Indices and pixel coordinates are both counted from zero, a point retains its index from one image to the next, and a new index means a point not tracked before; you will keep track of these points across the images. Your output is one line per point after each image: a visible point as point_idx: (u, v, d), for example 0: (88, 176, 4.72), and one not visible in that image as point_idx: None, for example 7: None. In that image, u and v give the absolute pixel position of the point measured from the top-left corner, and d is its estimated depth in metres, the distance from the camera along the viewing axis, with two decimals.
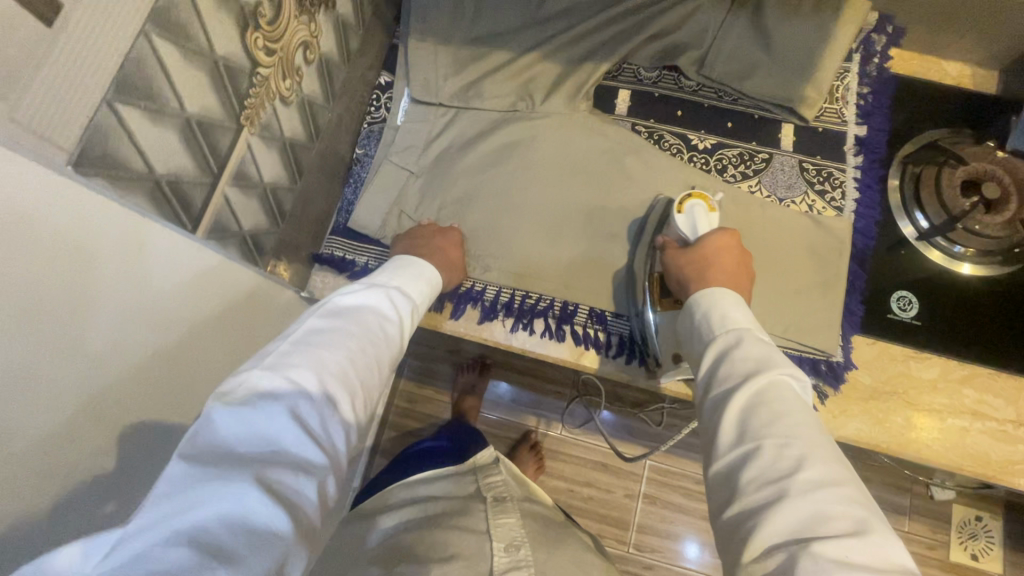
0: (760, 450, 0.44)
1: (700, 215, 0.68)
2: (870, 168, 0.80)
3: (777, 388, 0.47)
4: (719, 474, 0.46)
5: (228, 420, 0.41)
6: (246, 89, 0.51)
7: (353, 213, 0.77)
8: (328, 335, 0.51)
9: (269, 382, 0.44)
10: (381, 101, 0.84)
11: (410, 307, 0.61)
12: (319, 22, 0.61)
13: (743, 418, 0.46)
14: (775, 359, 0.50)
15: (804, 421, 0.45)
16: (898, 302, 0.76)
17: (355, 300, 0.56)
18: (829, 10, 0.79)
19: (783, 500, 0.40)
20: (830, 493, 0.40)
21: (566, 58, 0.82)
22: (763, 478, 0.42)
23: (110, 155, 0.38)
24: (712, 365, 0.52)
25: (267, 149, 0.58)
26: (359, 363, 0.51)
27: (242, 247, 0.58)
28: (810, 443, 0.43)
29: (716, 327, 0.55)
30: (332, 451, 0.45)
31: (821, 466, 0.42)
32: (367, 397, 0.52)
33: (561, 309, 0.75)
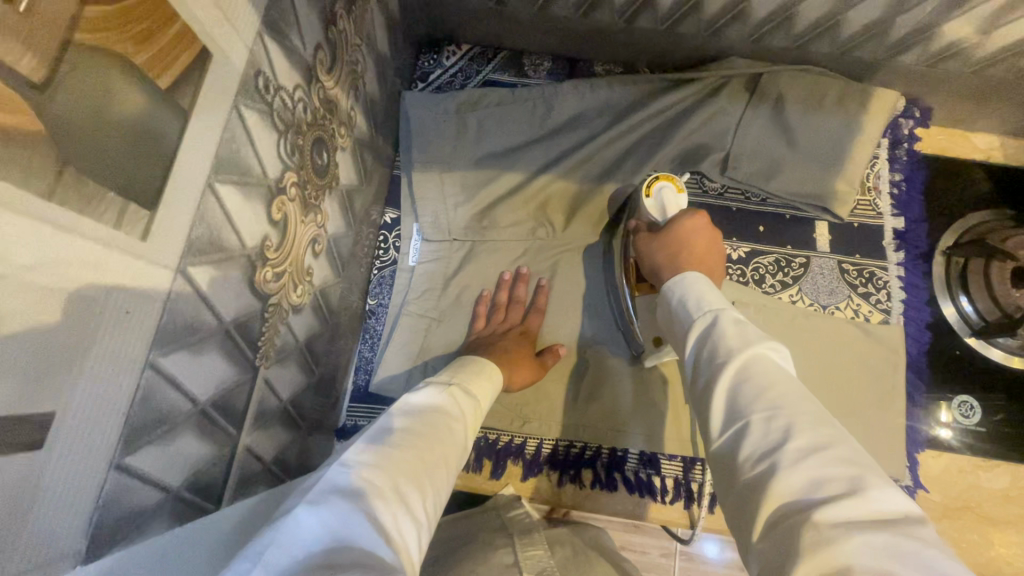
0: (749, 426, 0.36)
1: (670, 198, 0.64)
2: (913, 264, 0.76)
3: (758, 360, 0.39)
4: (716, 458, 0.38)
5: (309, 518, 0.35)
6: (260, 330, 0.45)
7: (375, 374, 0.72)
8: (397, 432, 0.46)
9: (342, 477, 0.39)
10: (390, 240, 0.79)
11: (474, 403, 0.55)
12: (325, 208, 0.55)
13: (730, 400, 0.38)
14: (750, 332, 0.41)
15: (789, 385, 0.37)
16: (960, 408, 0.72)
17: (423, 399, 0.51)
18: (858, 105, 0.74)
19: (779, 476, 0.32)
20: (828, 452, 0.33)
21: (583, 176, 0.76)
22: (757, 453, 0.35)
23: (120, 513, 0.31)
24: (692, 346, 0.44)
25: (285, 365, 0.51)
26: (429, 458, 0.45)
27: (268, 477, 0.52)
28: (800, 407, 0.36)
29: (690, 310, 0.46)
30: (400, 553, 0.37)
31: (815, 428, 0.34)
32: (436, 502, 0.44)
33: (609, 455, 0.71)
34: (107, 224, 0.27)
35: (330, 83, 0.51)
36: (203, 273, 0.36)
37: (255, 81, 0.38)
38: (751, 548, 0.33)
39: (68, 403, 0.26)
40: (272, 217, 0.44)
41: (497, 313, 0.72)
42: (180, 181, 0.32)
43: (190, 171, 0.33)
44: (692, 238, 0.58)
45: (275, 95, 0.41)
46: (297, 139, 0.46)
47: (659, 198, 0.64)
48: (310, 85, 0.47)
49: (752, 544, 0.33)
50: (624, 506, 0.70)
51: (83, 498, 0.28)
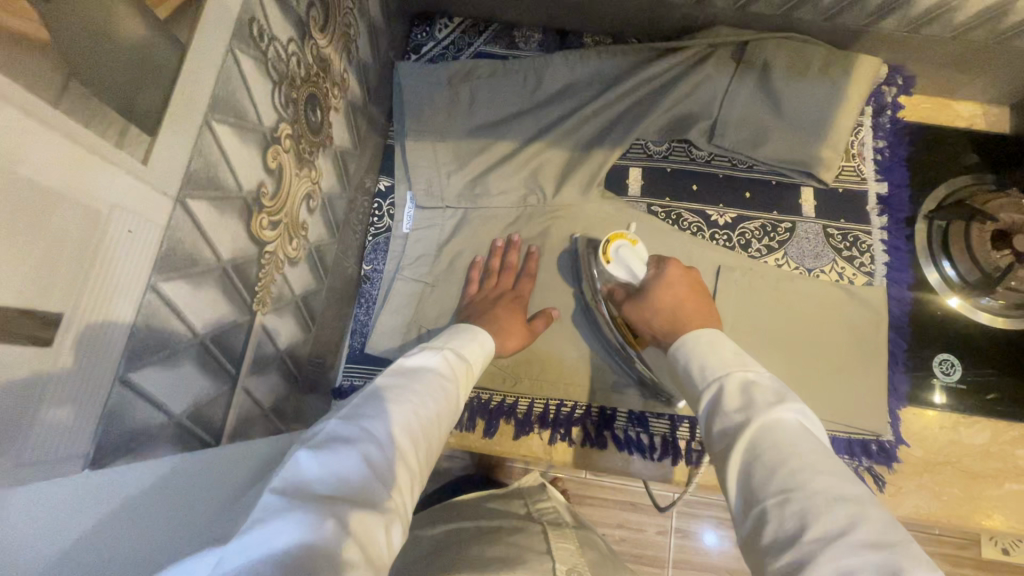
0: (768, 511, 0.38)
1: (630, 255, 0.67)
2: (896, 228, 0.77)
3: (768, 432, 0.41)
4: (745, 542, 0.39)
5: (310, 459, 0.36)
6: (256, 275, 0.46)
7: (369, 338, 0.74)
8: (394, 387, 0.46)
9: (341, 428, 0.39)
10: (383, 209, 0.80)
11: (469, 367, 0.56)
12: (319, 166, 0.56)
13: (747, 480, 0.40)
14: (759, 398, 0.44)
15: (803, 459, 0.39)
16: (942, 366, 0.74)
17: (421, 359, 0.52)
18: (841, 72, 0.75)
19: (802, 567, 0.34)
20: (850, 540, 0.34)
21: (572, 144, 0.78)
22: (779, 541, 0.36)
23: (123, 427, 0.33)
24: (706, 416, 0.47)
25: (281, 316, 0.53)
26: (424, 416, 0.46)
27: (266, 424, 0.53)
28: (816, 486, 0.37)
29: (699, 379, 0.49)
30: (394, 499, 0.38)
31: (832, 511, 0.36)
32: (429, 456, 0.45)
33: (599, 414, 0.72)
34: (110, 139, 0.28)
35: (323, 42, 0.53)
36: (201, 208, 0.37)
37: (249, 28, 0.40)
38: None
39: (73, 307, 0.28)
40: (267, 165, 0.45)
41: (489, 279, 0.74)
42: (179, 112, 0.33)
43: (189, 104, 0.34)
44: (675, 288, 0.62)
45: (269, 45, 0.43)
46: (292, 93, 0.48)
47: (622, 254, 0.67)
48: (304, 41, 0.49)
49: None
50: (614, 463, 0.72)
51: (87, 405, 0.30)
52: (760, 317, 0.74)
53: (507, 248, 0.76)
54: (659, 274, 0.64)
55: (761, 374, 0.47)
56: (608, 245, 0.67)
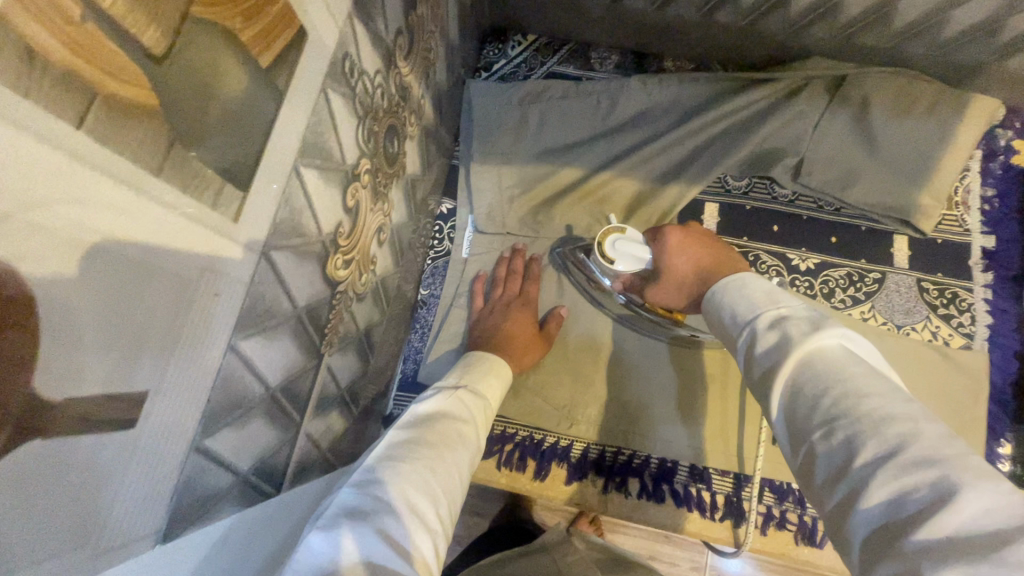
0: (813, 442, 0.34)
1: (628, 245, 0.63)
2: (1002, 286, 0.70)
3: (806, 365, 0.37)
4: (798, 473, 0.36)
5: (319, 544, 0.34)
6: (327, 316, 0.44)
7: (423, 366, 0.71)
8: (403, 444, 0.45)
9: (353, 499, 0.38)
10: (444, 231, 0.78)
11: (484, 404, 0.54)
12: (392, 197, 0.54)
13: (791, 413, 0.37)
14: (792, 331, 0.40)
15: (848, 384, 0.35)
16: None
17: (432, 407, 0.50)
18: (952, 113, 0.69)
19: (857, 499, 0.30)
20: (902, 458, 0.30)
21: (646, 175, 0.74)
22: (829, 471, 0.33)
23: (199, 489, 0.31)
24: (743, 358, 0.44)
25: (345, 354, 0.51)
26: (440, 466, 0.44)
27: (322, 462, 0.52)
28: (862, 408, 0.33)
29: (732, 330, 0.46)
30: (419, 565, 0.36)
31: (880, 432, 0.31)
32: (452, 506, 0.43)
33: (658, 466, 0.68)
34: (207, 204, 0.26)
35: (406, 70, 0.50)
36: (282, 257, 0.35)
37: (342, 65, 0.37)
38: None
39: (160, 384, 0.26)
40: (346, 204, 0.43)
41: (497, 288, 0.72)
42: (272, 163, 0.31)
43: (281, 152, 0.32)
44: (685, 251, 0.59)
45: (358, 80, 0.40)
46: (374, 126, 0.45)
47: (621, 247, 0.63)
48: (389, 71, 0.46)
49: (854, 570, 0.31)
50: (673, 521, 0.67)
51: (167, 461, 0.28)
52: None
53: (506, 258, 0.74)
54: (665, 245, 0.61)
55: (790, 307, 0.43)
56: (604, 246, 0.63)
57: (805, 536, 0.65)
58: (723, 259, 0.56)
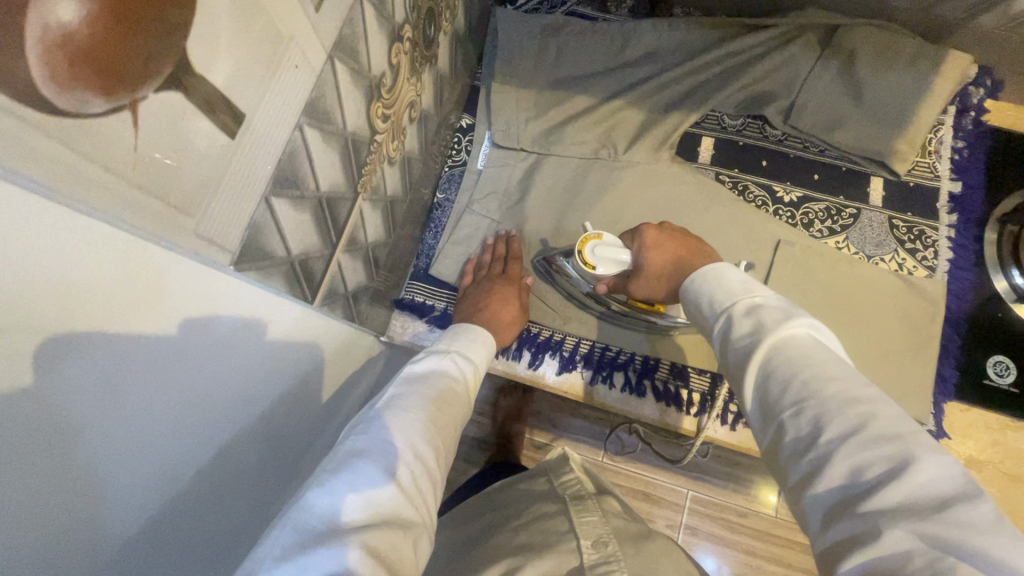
0: (783, 424, 0.37)
1: (606, 249, 0.66)
2: (964, 227, 0.77)
3: (777, 351, 0.40)
4: (766, 452, 0.39)
5: (325, 493, 0.38)
6: (365, 158, 0.51)
7: (435, 261, 0.78)
8: (404, 398, 0.49)
9: (358, 443, 0.43)
10: (462, 144, 0.84)
11: (473, 366, 0.59)
12: (423, 81, 0.61)
13: (762, 398, 0.40)
14: (766, 320, 0.42)
15: (815, 369, 0.38)
16: (995, 367, 0.73)
17: (427, 366, 0.55)
18: (930, 65, 0.76)
19: (820, 473, 0.34)
20: (862, 436, 0.33)
21: (650, 106, 0.81)
22: (796, 449, 0.36)
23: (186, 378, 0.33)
24: (717, 349, 0.46)
25: (374, 210, 0.58)
26: (435, 420, 0.49)
27: (345, 305, 0.58)
28: (826, 392, 0.36)
29: (708, 316, 0.48)
30: (419, 506, 0.42)
31: (846, 411, 0.35)
32: (446, 452, 0.49)
33: (642, 363, 0.75)
34: None
35: None
36: (341, 71, 0.42)
37: None
38: (812, 537, 0.34)
39: (252, 113, 0.32)
40: (389, 59, 0.50)
41: (483, 273, 0.74)
42: None
43: None
44: (662, 251, 0.62)
45: None
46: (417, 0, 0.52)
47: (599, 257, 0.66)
48: None
49: (813, 537, 0.34)
50: (652, 412, 0.74)
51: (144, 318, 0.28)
52: (814, 294, 0.75)
53: (500, 244, 0.76)
54: (641, 242, 0.64)
55: (765, 296, 0.45)
56: (585, 254, 0.66)
57: None
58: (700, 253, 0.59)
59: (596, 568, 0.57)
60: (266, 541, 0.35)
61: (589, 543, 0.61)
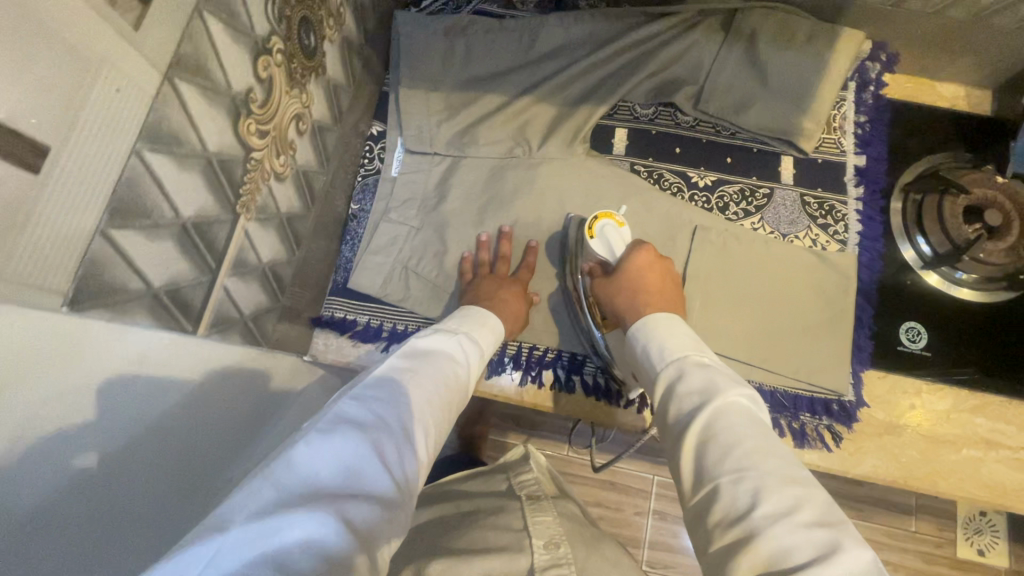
0: (719, 490, 0.43)
1: (613, 235, 0.69)
2: (871, 199, 0.79)
3: (723, 413, 0.46)
4: (693, 514, 0.44)
5: (320, 450, 0.39)
6: (241, 177, 0.49)
7: (353, 273, 0.75)
8: (406, 373, 0.50)
9: (352, 410, 0.43)
10: (374, 152, 0.81)
11: (479, 348, 0.60)
12: (310, 93, 0.59)
13: (700, 461, 0.45)
14: (715, 381, 0.49)
15: (753, 444, 0.44)
16: (907, 333, 0.75)
17: (430, 342, 0.55)
18: (825, 44, 0.78)
19: (751, 542, 0.39)
20: (795, 519, 0.39)
21: (562, 101, 0.81)
22: (728, 517, 0.41)
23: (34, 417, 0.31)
24: (662, 400, 0.52)
25: (265, 230, 0.55)
26: (437, 404, 0.50)
27: (244, 330, 0.56)
28: (765, 469, 0.42)
29: (659, 361, 0.54)
30: (401, 490, 0.42)
31: (781, 491, 0.41)
32: (436, 436, 0.49)
33: (570, 359, 0.75)
34: None
35: None
36: (188, 91, 0.40)
37: None
38: None
39: (62, 146, 0.30)
40: (257, 73, 0.48)
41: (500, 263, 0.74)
42: None
43: None
44: (644, 274, 0.65)
45: None
46: (285, 10, 0.50)
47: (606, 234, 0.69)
48: None
49: None
50: (584, 408, 0.73)
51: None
52: (731, 277, 0.76)
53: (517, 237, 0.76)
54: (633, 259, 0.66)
55: (711, 360, 0.53)
56: (595, 222, 0.69)
57: None
58: (671, 293, 0.64)
59: (546, 569, 0.54)
60: (245, 494, 0.36)
61: (541, 543, 0.59)
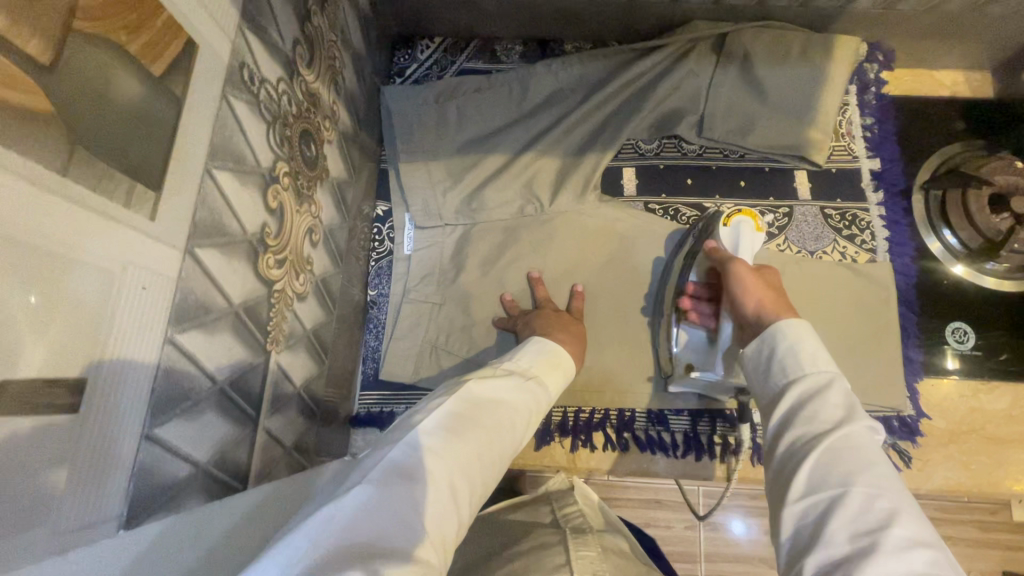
0: (848, 499, 0.38)
1: (747, 236, 0.63)
2: (893, 202, 0.78)
3: (866, 438, 0.41)
4: (796, 518, 0.39)
5: (360, 505, 0.35)
6: (267, 315, 0.47)
7: (382, 363, 0.73)
8: (461, 416, 0.45)
9: (401, 457, 0.39)
10: (383, 233, 0.79)
11: (545, 400, 0.55)
12: (318, 199, 0.57)
13: (827, 468, 0.40)
14: (859, 407, 0.44)
15: (892, 473, 0.40)
16: (954, 334, 0.73)
17: (495, 385, 0.50)
18: (823, 55, 0.76)
19: (878, 556, 0.34)
20: (931, 552, 0.35)
21: (565, 150, 0.78)
22: (853, 527, 0.37)
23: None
24: (796, 404, 0.45)
25: (294, 353, 0.53)
26: (487, 459, 0.44)
27: (289, 461, 0.53)
28: (908, 500, 0.38)
29: (800, 365, 0.47)
30: (437, 554, 0.36)
31: (920, 523, 0.36)
32: (482, 492, 0.43)
33: (618, 417, 0.72)
34: (117, 201, 0.29)
35: (311, 77, 0.53)
36: (209, 255, 0.37)
37: (239, 73, 0.40)
38: None
39: (96, 370, 0.28)
40: (267, 204, 0.46)
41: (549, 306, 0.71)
42: (181, 163, 0.34)
43: (189, 154, 0.35)
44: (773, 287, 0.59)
45: (260, 87, 0.43)
46: (285, 131, 0.48)
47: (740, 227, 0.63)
48: (292, 78, 0.49)
49: None
50: (640, 464, 0.71)
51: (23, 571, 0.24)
52: None
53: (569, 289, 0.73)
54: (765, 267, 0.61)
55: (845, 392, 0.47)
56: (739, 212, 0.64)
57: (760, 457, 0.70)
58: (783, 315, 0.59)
59: None
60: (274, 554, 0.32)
61: None
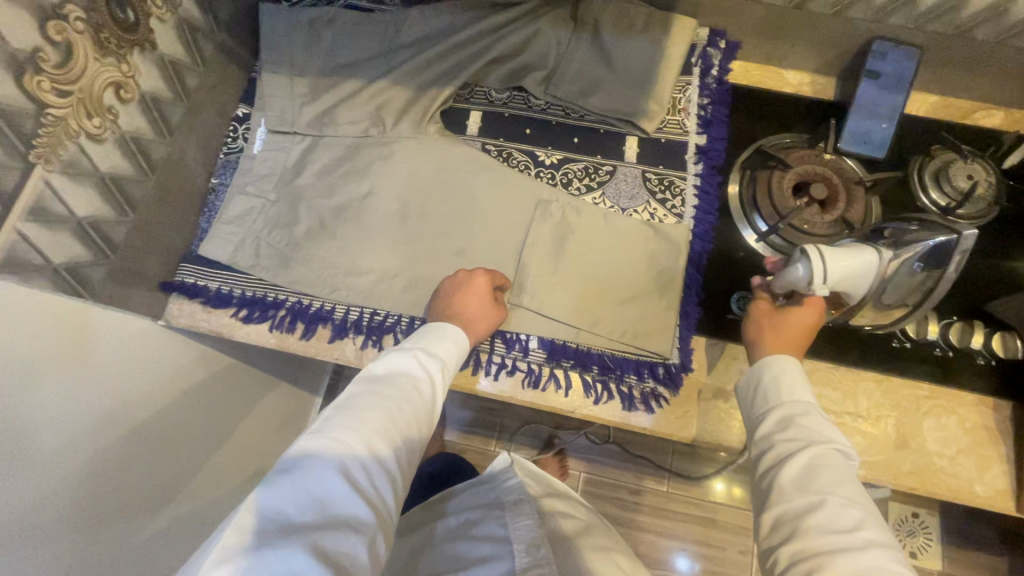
0: (823, 502, 0.48)
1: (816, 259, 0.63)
2: (709, 175, 0.83)
3: (826, 456, 0.51)
4: (772, 518, 0.50)
5: (270, 494, 0.47)
6: (33, 130, 0.56)
7: (204, 241, 0.79)
8: (370, 395, 0.56)
9: (313, 442, 0.50)
10: (239, 131, 0.86)
11: (441, 365, 0.63)
12: (132, 62, 0.68)
13: (805, 477, 0.50)
14: (823, 428, 0.54)
15: (854, 481, 0.50)
16: (739, 302, 0.77)
17: (387, 365, 0.60)
18: (659, 31, 0.83)
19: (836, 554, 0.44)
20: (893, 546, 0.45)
21: (416, 84, 0.85)
22: (821, 526, 0.47)
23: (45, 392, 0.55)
24: (773, 428, 0.56)
25: (76, 184, 0.61)
26: (393, 425, 0.55)
27: (56, 278, 0.60)
28: (867, 505, 0.48)
29: (785, 394, 0.57)
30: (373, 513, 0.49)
31: (868, 524, 0.46)
32: (407, 452, 0.56)
33: (408, 324, 0.77)
34: None
35: None
36: None
37: None
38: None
39: None
40: (49, 35, 0.56)
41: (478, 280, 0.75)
42: None
43: None
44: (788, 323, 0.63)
45: None
46: None
47: (865, 262, 0.59)
48: None
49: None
50: None
51: None
52: (574, 251, 0.79)
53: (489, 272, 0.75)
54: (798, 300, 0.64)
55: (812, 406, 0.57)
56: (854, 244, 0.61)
57: (532, 381, 0.75)
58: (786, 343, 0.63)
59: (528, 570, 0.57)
60: (218, 532, 0.45)
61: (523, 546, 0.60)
